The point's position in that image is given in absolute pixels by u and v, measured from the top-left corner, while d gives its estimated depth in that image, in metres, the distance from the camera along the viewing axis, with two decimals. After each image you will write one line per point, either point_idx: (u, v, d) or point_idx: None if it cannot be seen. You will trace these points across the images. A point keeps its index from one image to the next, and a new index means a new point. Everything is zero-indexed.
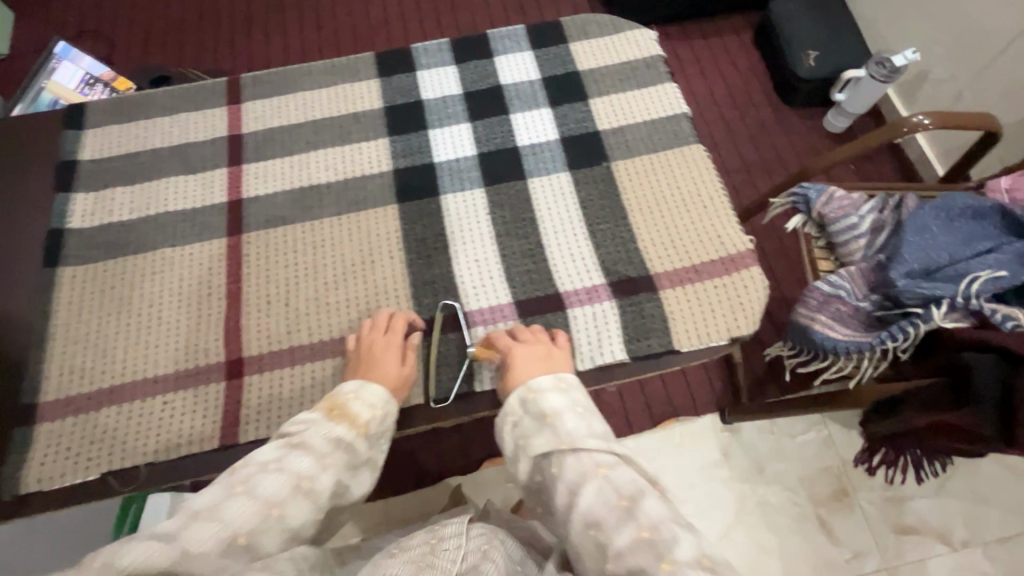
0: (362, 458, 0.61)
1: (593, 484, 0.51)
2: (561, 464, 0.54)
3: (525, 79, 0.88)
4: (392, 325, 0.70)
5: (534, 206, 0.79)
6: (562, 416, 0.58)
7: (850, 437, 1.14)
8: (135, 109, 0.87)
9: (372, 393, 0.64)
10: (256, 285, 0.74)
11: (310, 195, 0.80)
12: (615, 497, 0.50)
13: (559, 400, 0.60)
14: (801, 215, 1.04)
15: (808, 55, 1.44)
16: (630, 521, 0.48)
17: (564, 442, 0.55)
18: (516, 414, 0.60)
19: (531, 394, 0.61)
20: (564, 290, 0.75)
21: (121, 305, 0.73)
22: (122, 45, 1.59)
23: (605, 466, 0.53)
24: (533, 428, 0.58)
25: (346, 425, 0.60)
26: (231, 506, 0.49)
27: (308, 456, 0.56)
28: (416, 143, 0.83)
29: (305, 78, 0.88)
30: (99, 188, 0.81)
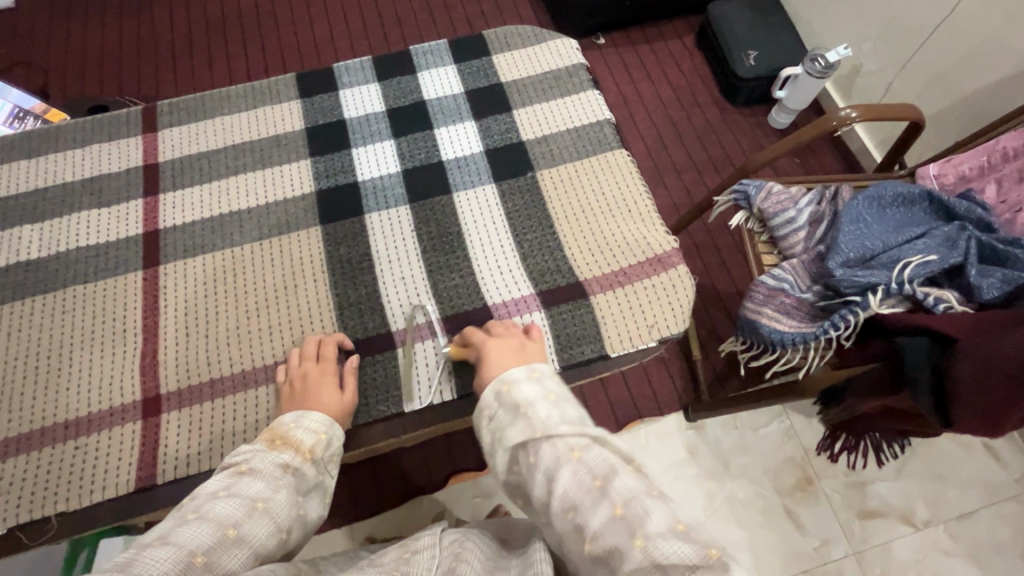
0: (311, 482, 0.57)
1: (569, 467, 0.47)
2: (539, 451, 0.50)
3: (448, 93, 0.88)
4: (324, 351, 0.68)
5: (460, 219, 0.78)
6: (536, 402, 0.54)
7: (812, 427, 1.15)
8: (45, 143, 0.84)
9: (317, 419, 0.61)
10: (173, 317, 0.72)
11: (230, 222, 0.78)
12: (590, 478, 0.46)
13: (533, 390, 0.56)
14: (743, 211, 1.03)
15: (746, 54, 1.47)
16: (604, 501, 0.45)
17: (540, 430, 0.51)
18: (491, 407, 0.57)
19: (505, 386, 0.57)
20: (492, 303, 0.73)
21: (29, 348, 0.70)
22: (57, 77, 1.54)
23: (579, 449, 0.49)
24: (506, 420, 0.55)
25: (292, 452, 0.57)
26: (184, 532, 0.44)
27: (261, 480, 0.52)
28: (339, 163, 0.82)
29: (225, 103, 0.87)
30: (6, 227, 0.77)
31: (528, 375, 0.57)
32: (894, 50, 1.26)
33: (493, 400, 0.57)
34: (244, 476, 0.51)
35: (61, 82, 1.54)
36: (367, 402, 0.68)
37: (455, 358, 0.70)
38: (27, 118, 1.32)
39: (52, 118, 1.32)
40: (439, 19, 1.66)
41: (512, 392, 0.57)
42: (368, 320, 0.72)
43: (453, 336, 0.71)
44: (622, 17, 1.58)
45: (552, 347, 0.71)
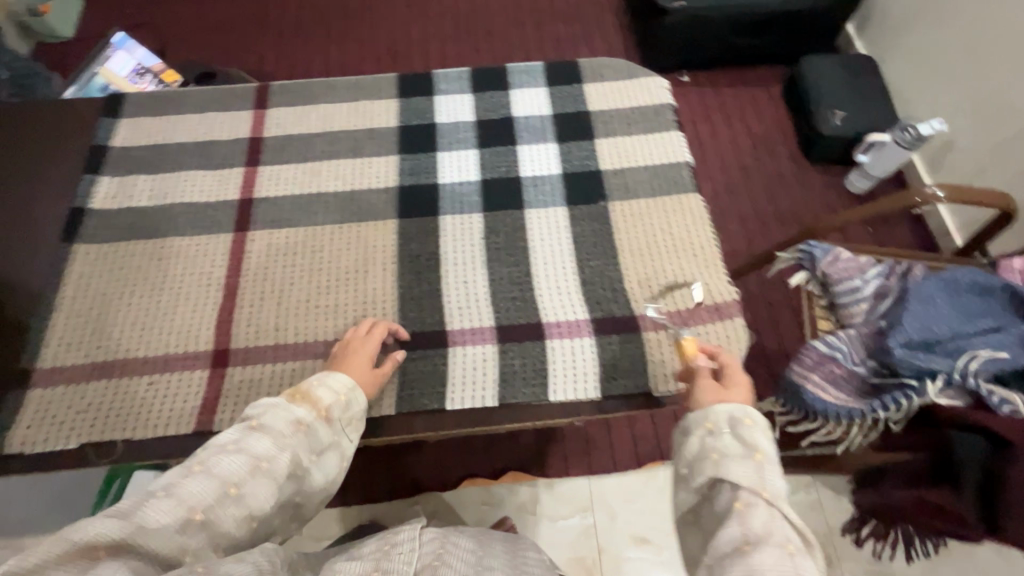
0: (324, 442, 0.60)
1: (775, 551, 0.48)
2: (750, 509, 0.51)
3: (536, 112, 0.92)
4: (372, 330, 0.71)
5: (528, 235, 0.81)
6: (767, 458, 0.55)
7: (839, 504, 1.10)
8: (169, 103, 0.92)
9: (337, 380, 0.64)
10: (252, 279, 0.78)
11: (316, 202, 0.84)
12: (793, 574, 0.47)
13: (762, 440, 0.56)
14: (805, 272, 1.01)
15: (833, 113, 1.44)
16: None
17: (764, 490, 0.53)
18: (718, 426, 0.57)
19: (747, 420, 0.58)
20: (545, 321, 0.75)
21: (124, 285, 0.77)
22: (175, 41, 1.68)
23: (795, 546, 0.49)
24: (732, 454, 0.55)
25: (308, 407, 0.61)
26: (189, 484, 0.51)
27: (267, 439, 0.56)
28: (424, 164, 0.87)
29: (331, 91, 0.94)
30: (125, 174, 0.86)
31: (768, 430, 0.57)
32: (992, 135, 1.22)
33: (732, 441, 0.56)
34: (252, 433, 0.56)
35: (177, 45, 1.68)
36: (412, 393, 0.71)
37: (501, 367, 0.72)
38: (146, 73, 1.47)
39: (166, 78, 1.45)
40: (532, 37, 1.71)
41: (751, 432, 0.56)
42: (426, 316, 0.75)
43: (502, 345, 0.74)
44: (712, 60, 1.59)
45: (595, 375, 0.72)
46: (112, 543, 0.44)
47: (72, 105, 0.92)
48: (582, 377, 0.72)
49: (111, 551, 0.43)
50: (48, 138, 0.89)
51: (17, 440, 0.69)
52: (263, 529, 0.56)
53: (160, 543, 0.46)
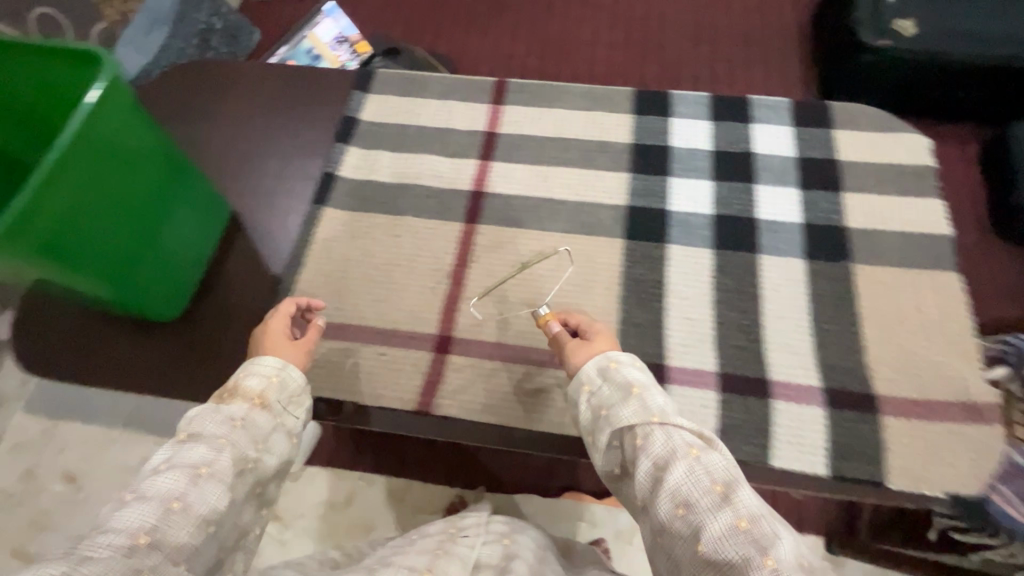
0: (263, 427, 0.62)
1: (683, 465, 0.50)
2: (650, 437, 0.53)
3: (778, 152, 0.86)
4: (283, 306, 0.74)
5: (760, 282, 0.77)
6: (644, 384, 0.58)
7: None
8: (413, 85, 0.96)
9: (266, 364, 0.66)
10: (479, 273, 0.80)
11: (544, 206, 0.84)
12: (709, 481, 0.49)
13: (640, 374, 0.59)
14: (1007, 367, 0.87)
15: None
16: (726, 507, 0.47)
17: (655, 413, 0.54)
18: (595, 385, 0.60)
19: (612, 363, 0.60)
20: (773, 380, 0.71)
21: (362, 255, 0.82)
22: (366, 17, 1.74)
23: (698, 450, 0.51)
24: (616, 397, 0.57)
25: (241, 400, 0.62)
26: (128, 512, 0.51)
27: (202, 446, 0.57)
28: (655, 187, 0.85)
29: (566, 96, 0.94)
30: (370, 148, 0.91)
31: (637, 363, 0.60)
32: None
33: (599, 378, 0.60)
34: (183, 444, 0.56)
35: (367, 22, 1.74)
36: None
37: (721, 419, 0.69)
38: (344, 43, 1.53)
39: (360, 50, 1.51)
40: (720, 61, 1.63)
41: (619, 372, 0.59)
42: (647, 346, 0.74)
43: (724, 395, 0.71)
44: None
45: (823, 451, 0.67)
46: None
47: (328, 73, 0.99)
48: (808, 449, 0.67)
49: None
50: (308, 101, 0.96)
51: None
52: (224, 535, 0.56)
53: (110, 566, 0.47)
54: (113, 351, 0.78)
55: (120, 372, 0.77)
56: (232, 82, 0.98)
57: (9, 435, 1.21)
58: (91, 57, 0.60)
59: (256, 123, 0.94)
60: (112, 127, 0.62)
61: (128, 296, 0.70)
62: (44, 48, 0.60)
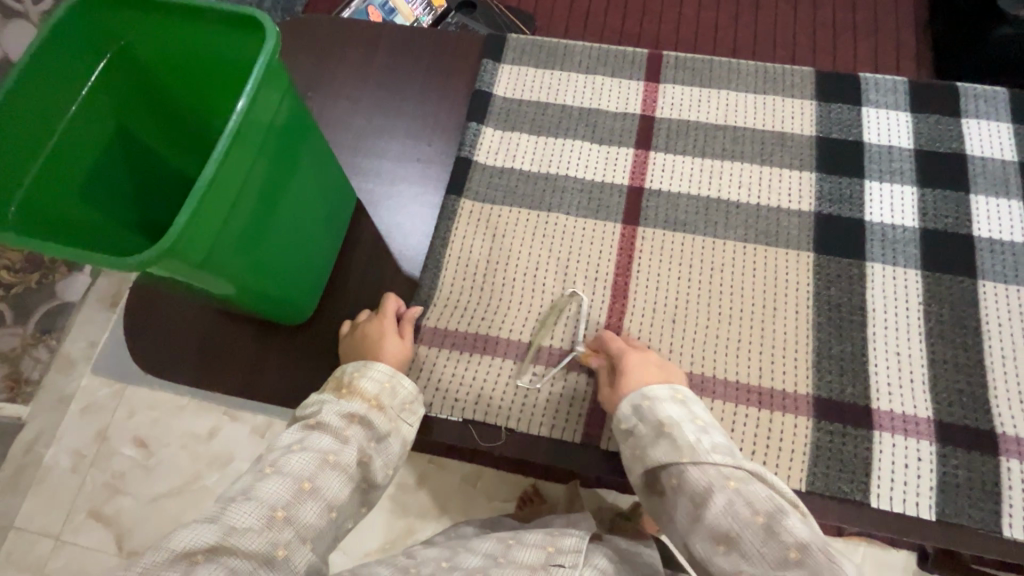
0: (382, 430, 0.56)
1: (722, 499, 0.49)
2: (685, 477, 0.52)
3: (996, 156, 0.73)
4: (384, 305, 0.68)
5: (981, 314, 0.66)
6: (682, 421, 0.54)
7: None
8: (554, 56, 0.84)
9: (382, 368, 0.59)
10: (644, 284, 0.70)
11: (716, 209, 0.73)
12: (749, 511, 0.48)
13: (677, 411, 0.55)
14: None
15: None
16: (772, 538, 0.46)
17: (688, 453, 0.52)
18: (629, 422, 0.56)
19: (646, 400, 0.56)
20: (1001, 433, 0.61)
21: (508, 256, 0.72)
22: None
23: (734, 478, 0.50)
24: (650, 438, 0.54)
25: (358, 402, 0.56)
26: (263, 487, 0.48)
27: (329, 434, 0.53)
28: (848, 192, 0.72)
29: (735, 76, 0.80)
30: (508, 130, 0.79)
31: (670, 394, 0.56)
32: None
33: (630, 415, 0.57)
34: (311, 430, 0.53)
35: None
36: (828, 473, 0.61)
37: (940, 476, 0.60)
38: None
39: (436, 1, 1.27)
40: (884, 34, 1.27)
41: (653, 410, 0.55)
42: (848, 383, 0.64)
43: (942, 447, 0.61)
44: None
45: None
46: (209, 548, 0.44)
47: (456, 39, 0.87)
48: None
49: (207, 555, 0.43)
50: (433, 70, 0.84)
51: None
52: (342, 526, 0.52)
53: (252, 540, 0.45)
54: (225, 348, 0.73)
55: (235, 374, 0.71)
56: (346, 45, 0.87)
57: (77, 393, 0.98)
58: (242, 20, 0.50)
59: (375, 95, 0.84)
60: (259, 106, 0.52)
61: (243, 296, 0.62)
62: (193, 2, 0.50)
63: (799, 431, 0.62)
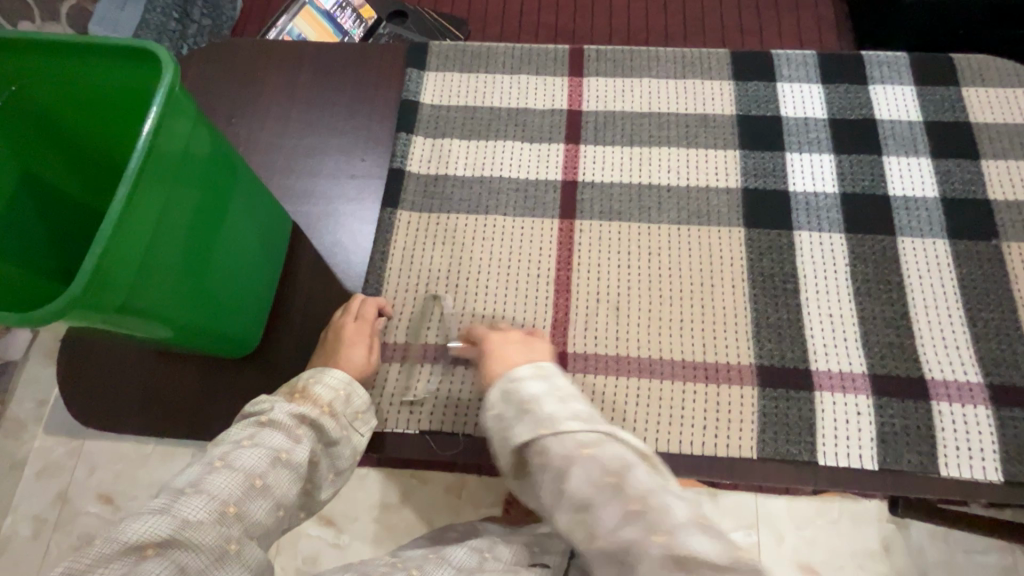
0: (333, 438, 0.57)
1: (582, 468, 0.47)
2: (546, 451, 0.50)
3: (903, 118, 0.77)
4: (363, 310, 0.67)
5: (903, 268, 0.69)
6: (544, 398, 0.52)
7: None
8: (478, 59, 0.84)
9: (337, 376, 0.60)
10: (586, 275, 0.71)
11: (649, 194, 0.75)
12: (602, 472, 0.47)
13: (540, 388, 0.53)
14: None
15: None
16: (617, 498, 0.46)
17: (545, 425, 0.50)
18: (497, 408, 0.54)
19: (510, 384, 0.54)
20: (931, 379, 0.64)
21: (450, 262, 0.72)
22: None
23: (590, 445, 0.49)
24: (513, 417, 0.52)
25: (310, 406, 0.56)
26: (213, 480, 0.48)
27: (281, 432, 0.53)
28: (771, 165, 0.75)
29: (655, 63, 0.82)
30: (438, 137, 0.79)
31: (535, 370, 0.55)
32: None
33: (500, 401, 0.54)
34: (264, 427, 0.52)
35: None
36: (776, 437, 0.63)
37: (880, 426, 0.63)
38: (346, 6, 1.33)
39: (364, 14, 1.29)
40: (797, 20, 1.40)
41: (517, 391, 0.53)
42: (787, 349, 0.66)
43: (878, 399, 0.64)
44: None
45: (996, 456, 0.61)
46: (163, 541, 0.44)
47: (378, 51, 0.86)
48: (978, 455, 0.61)
49: (159, 548, 0.43)
50: (359, 84, 0.84)
51: None
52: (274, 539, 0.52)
53: (205, 535, 0.45)
54: (171, 389, 0.71)
55: (185, 414, 0.70)
56: (268, 67, 0.85)
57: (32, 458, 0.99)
58: (137, 52, 0.49)
59: (302, 114, 0.82)
60: (166, 140, 0.50)
61: (185, 336, 0.61)
62: (81, 38, 0.48)
63: (746, 400, 0.64)
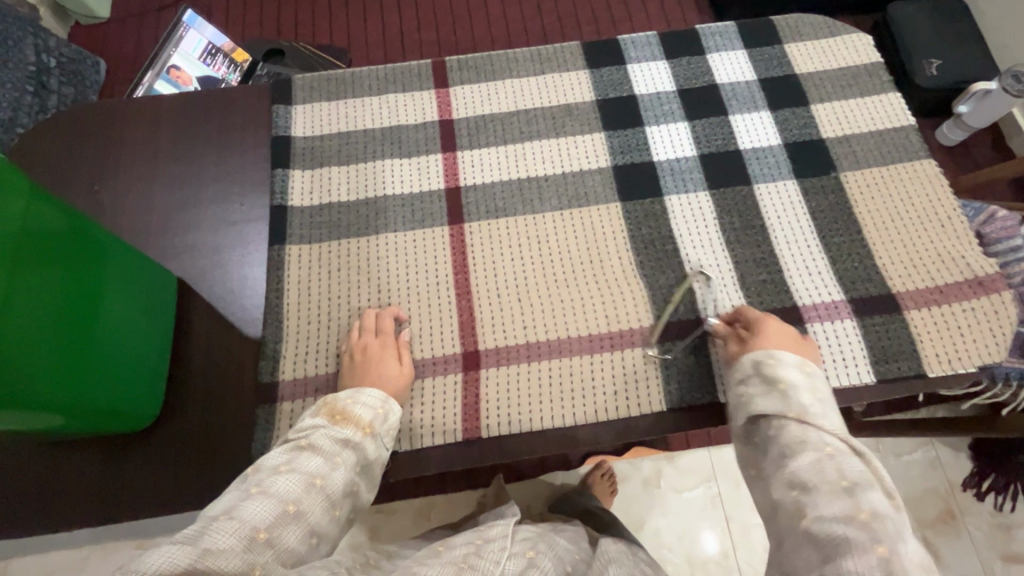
0: (371, 458, 0.59)
1: (812, 456, 0.51)
2: (785, 428, 0.54)
3: (740, 78, 0.85)
4: (382, 324, 0.68)
5: (762, 212, 0.76)
6: (801, 388, 0.57)
7: (956, 461, 1.15)
8: (343, 85, 0.85)
9: (373, 395, 0.62)
10: (483, 274, 0.73)
11: (529, 187, 0.78)
12: (836, 476, 0.49)
13: (798, 377, 0.58)
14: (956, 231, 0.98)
15: (929, 62, 1.42)
16: (848, 498, 0.46)
17: (793, 410, 0.55)
18: (746, 373, 0.60)
19: (770, 360, 0.60)
20: (801, 304, 0.71)
21: (348, 288, 0.73)
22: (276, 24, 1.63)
23: (840, 451, 0.51)
24: (761, 391, 0.58)
25: (352, 429, 0.59)
26: (246, 508, 0.48)
27: (318, 456, 0.55)
28: (634, 141, 0.81)
29: (512, 64, 0.86)
30: (316, 167, 0.79)
31: (801, 366, 0.59)
32: None
33: (750, 373, 0.60)
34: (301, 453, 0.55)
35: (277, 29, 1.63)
36: (679, 388, 0.68)
37: None
38: (217, 53, 1.43)
39: (237, 58, 1.44)
40: (629, 12, 1.62)
41: (776, 368, 0.59)
42: (678, 304, 0.72)
43: None
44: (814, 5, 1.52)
45: (865, 360, 0.69)
46: None
47: (238, 93, 0.85)
48: (851, 362, 0.68)
49: None
50: (226, 129, 0.83)
51: None
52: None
53: None
54: (76, 477, 0.66)
55: (96, 499, 0.66)
56: (123, 127, 0.82)
57: None
58: None
59: (169, 169, 0.80)
60: None
61: (80, 420, 0.59)
62: None
63: (648, 359, 0.69)
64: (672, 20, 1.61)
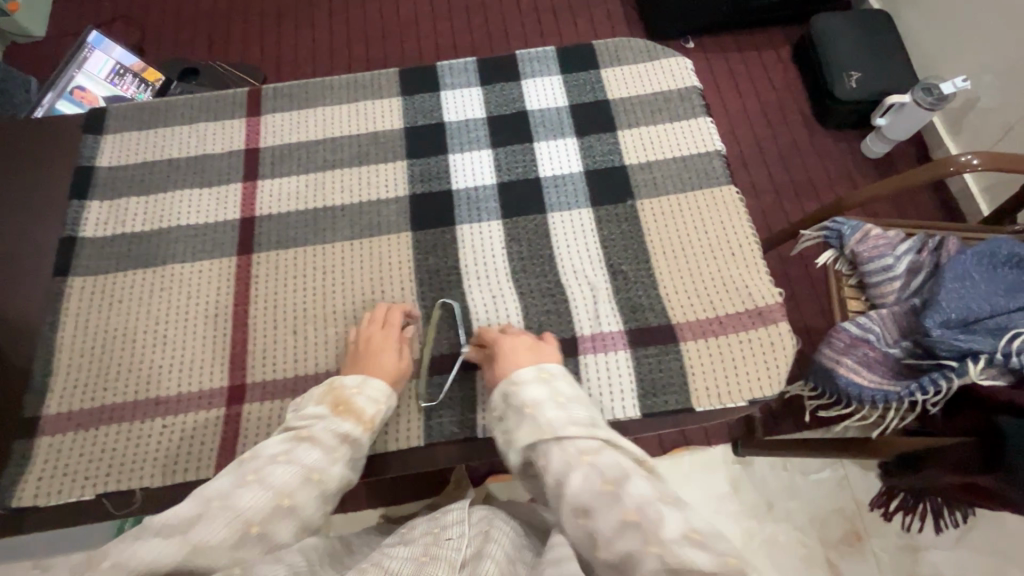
0: (365, 454, 0.60)
1: (579, 472, 0.48)
2: (546, 452, 0.52)
3: (551, 105, 0.85)
4: (390, 316, 0.69)
5: (553, 241, 0.76)
6: (542, 402, 0.56)
7: (865, 480, 1.06)
8: (156, 115, 0.85)
9: (378, 388, 0.63)
10: (262, 305, 0.73)
11: (323, 218, 0.78)
12: (599, 483, 0.46)
13: (540, 390, 0.57)
14: (831, 250, 0.91)
15: (848, 74, 1.36)
16: (613, 508, 0.44)
17: (548, 431, 0.53)
18: (496, 409, 0.59)
19: (512, 386, 0.58)
20: (580, 334, 0.70)
21: (126, 320, 0.72)
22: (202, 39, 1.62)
23: (593, 456, 0.49)
24: (508, 415, 0.57)
25: (354, 421, 0.59)
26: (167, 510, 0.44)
27: (317, 449, 0.55)
28: (434, 169, 0.80)
29: (328, 92, 0.86)
30: (116, 197, 0.80)
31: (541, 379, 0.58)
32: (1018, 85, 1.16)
33: (500, 402, 0.59)
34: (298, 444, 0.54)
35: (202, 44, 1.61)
36: (442, 420, 0.67)
37: None
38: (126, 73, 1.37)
39: (148, 77, 1.38)
40: (544, 30, 1.62)
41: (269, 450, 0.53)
42: (455, 336, 0.71)
43: None
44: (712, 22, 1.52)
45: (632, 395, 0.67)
46: None
47: (52, 127, 0.85)
48: (618, 395, 0.67)
49: None
50: (37, 161, 0.83)
51: (28, 492, 0.64)
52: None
53: None
54: None
55: None
56: None
57: None
58: None
59: None
60: None
61: None
62: None
63: (413, 391, 0.68)
64: (599, 33, 1.59)
